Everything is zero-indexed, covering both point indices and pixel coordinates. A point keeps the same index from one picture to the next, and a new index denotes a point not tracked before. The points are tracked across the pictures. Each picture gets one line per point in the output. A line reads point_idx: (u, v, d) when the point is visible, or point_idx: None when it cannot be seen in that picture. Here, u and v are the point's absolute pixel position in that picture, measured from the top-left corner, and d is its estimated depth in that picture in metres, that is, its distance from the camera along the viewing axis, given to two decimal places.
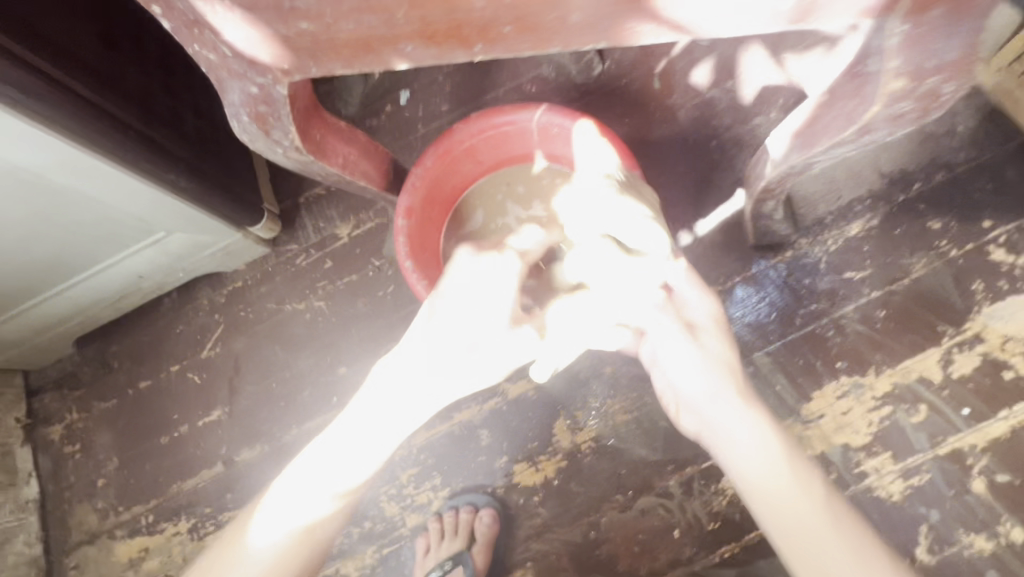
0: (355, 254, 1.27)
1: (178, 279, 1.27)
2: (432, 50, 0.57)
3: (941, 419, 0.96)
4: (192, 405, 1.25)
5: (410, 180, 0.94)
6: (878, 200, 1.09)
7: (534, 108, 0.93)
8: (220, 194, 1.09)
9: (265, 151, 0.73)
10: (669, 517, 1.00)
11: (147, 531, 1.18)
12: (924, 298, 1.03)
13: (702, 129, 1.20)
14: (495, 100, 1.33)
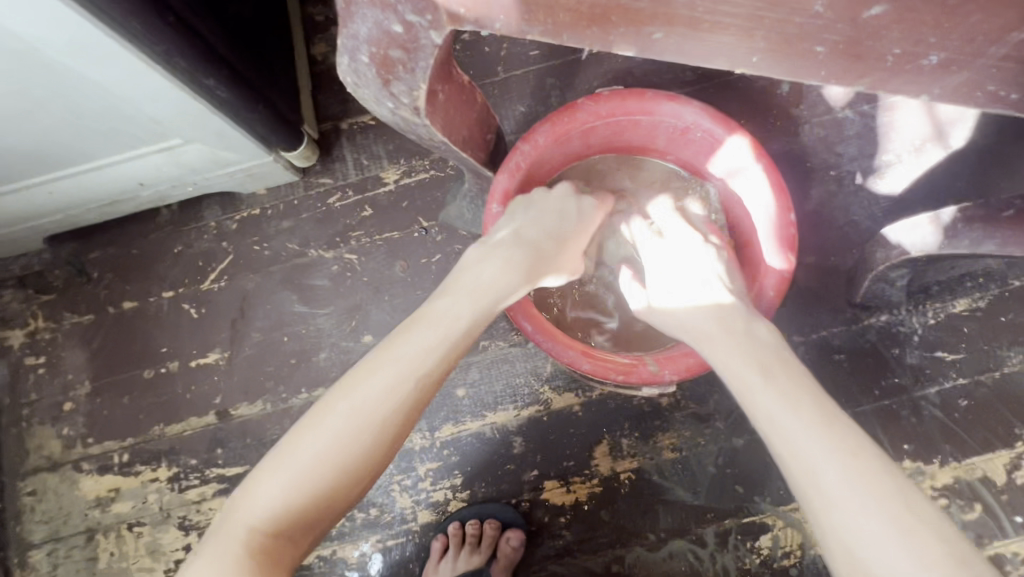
0: (400, 209, 1.09)
1: (184, 193, 1.06)
2: (688, 47, 0.48)
3: (992, 521, 0.93)
4: (185, 341, 1.09)
5: (513, 155, 0.76)
6: (993, 280, 0.99)
7: (683, 102, 0.75)
8: (258, 109, 0.88)
9: (367, 100, 0.54)
10: (697, 565, 0.95)
11: (120, 471, 1.05)
12: (1005, 393, 0.97)
13: (824, 153, 1.05)
14: (594, 59, 1.12)
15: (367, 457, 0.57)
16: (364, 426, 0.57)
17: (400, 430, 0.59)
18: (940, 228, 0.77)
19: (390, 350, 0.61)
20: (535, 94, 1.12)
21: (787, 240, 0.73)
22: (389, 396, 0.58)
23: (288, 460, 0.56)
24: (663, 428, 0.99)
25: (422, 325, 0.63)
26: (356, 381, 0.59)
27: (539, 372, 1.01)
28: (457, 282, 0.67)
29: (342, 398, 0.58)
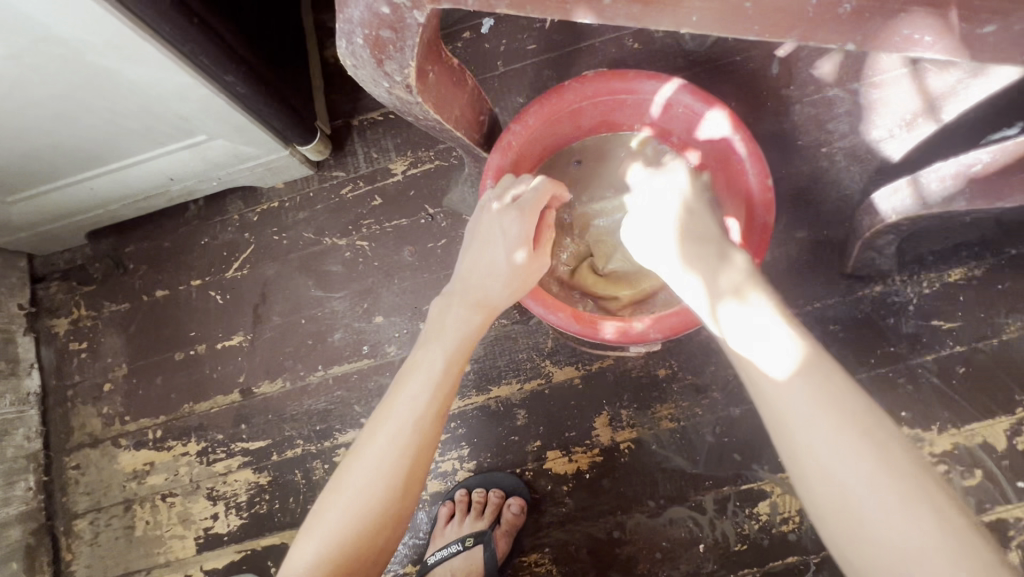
0: (408, 197, 1.15)
1: (211, 188, 1.15)
2: (635, 9, 0.48)
3: (993, 487, 0.93)
4: (211, 325, 1.17)
5: (505, 135, 0.81)
6: (989, 248, 1.00)
7: (664, 80, 0.79)
8: (274, 103, 0.96)
9: (365, 81, 0.61)
10: (697, 531, 0.98)
11: (154, 446, 1.14)
12: (1005, 358, 0.97)
13: (814, 131, 1.08)
14: (589, 50, 1.17)
15: (391, 502, 0.64)
16: (397, 443, 0.66)
17: (411, 472, 0.66)
18: (917, 190, 0.76)
19: (383, 413, 0.69)
20: (533, 85, 1.18)
21: (765, 203, 0.77)
22: (391, 446, 0.66)
23: (317, 530, 0.63)
24: (661, 399, 1.02)
25: (412, 377, 0.70)
26: (379, 416, 0.69)
27: (540, 347, 1.06)
28: (451, 311, 0.74)
29: (353, 465, 0.66)
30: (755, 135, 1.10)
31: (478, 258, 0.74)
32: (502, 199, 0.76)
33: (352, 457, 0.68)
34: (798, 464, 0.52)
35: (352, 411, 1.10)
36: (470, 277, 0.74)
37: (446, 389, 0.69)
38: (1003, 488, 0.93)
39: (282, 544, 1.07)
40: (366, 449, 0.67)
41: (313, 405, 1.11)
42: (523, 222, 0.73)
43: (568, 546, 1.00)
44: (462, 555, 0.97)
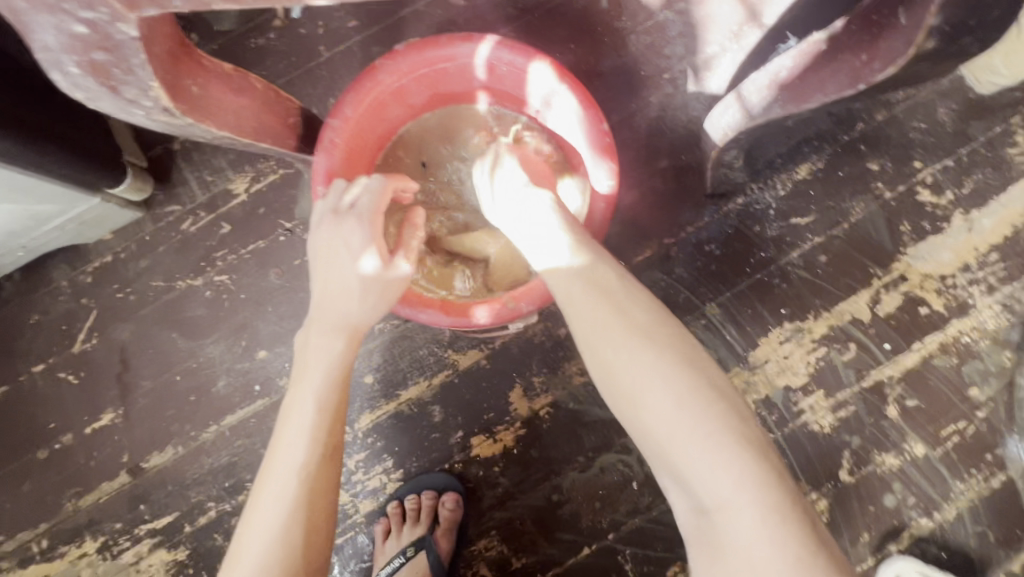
0: (259, 216, 1.05)
1: (19, 259, 0.99)
2: None
3: (868, 355, 1.02)
4: (71, 410, 1.03)
5: (325, 133, 0.74)
6: (825, 140, 1.06)
7: (479, 40, 0.75)
8: (53, 147, 0.82)
9: (113, 113, 0.52)
10: (628, 471, 1.01)
11: (43, 558, 1.01)
12: (856, 237, 1.05)
13: (653, 59, 1.08)
14: (415, 16, 1.09)
15: (291, 571, 0.56)
16: (284, 503, 0.58)
17: (310, 521, 0.58)
18: (742, 105, 0.78)
19: (268, 468, 0.61)
20: (365, 66, 1.09)
21: (605, 149, 0.75)
22: (281, 501, 0.58)
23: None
24: (567, 358, 1.03)
25: (290, 422, 0.62)
26: (262, 479, 0.61)
27: (439, 338, 1.03)
28: (313, 337, 0.66)
29: (244, 533, 0.58)
30: (599, 75, 1.08)
31: (327, 272, 0.68)
32: (338, 207, 0.70)
33: (241, 529, 0.59)
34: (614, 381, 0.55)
35: (260, 457, 1.02)
36: (323, 295, 0.68)
37: (330, 433, 0.62)
38: (875, 353, 1.03)
39: None
40: (255, 512, 0.59)
41: (215, 463, 1.02)
42: (365, 228, 0.69)
43: (512, 522, 1.00)
44: (407, 566, 0.96)
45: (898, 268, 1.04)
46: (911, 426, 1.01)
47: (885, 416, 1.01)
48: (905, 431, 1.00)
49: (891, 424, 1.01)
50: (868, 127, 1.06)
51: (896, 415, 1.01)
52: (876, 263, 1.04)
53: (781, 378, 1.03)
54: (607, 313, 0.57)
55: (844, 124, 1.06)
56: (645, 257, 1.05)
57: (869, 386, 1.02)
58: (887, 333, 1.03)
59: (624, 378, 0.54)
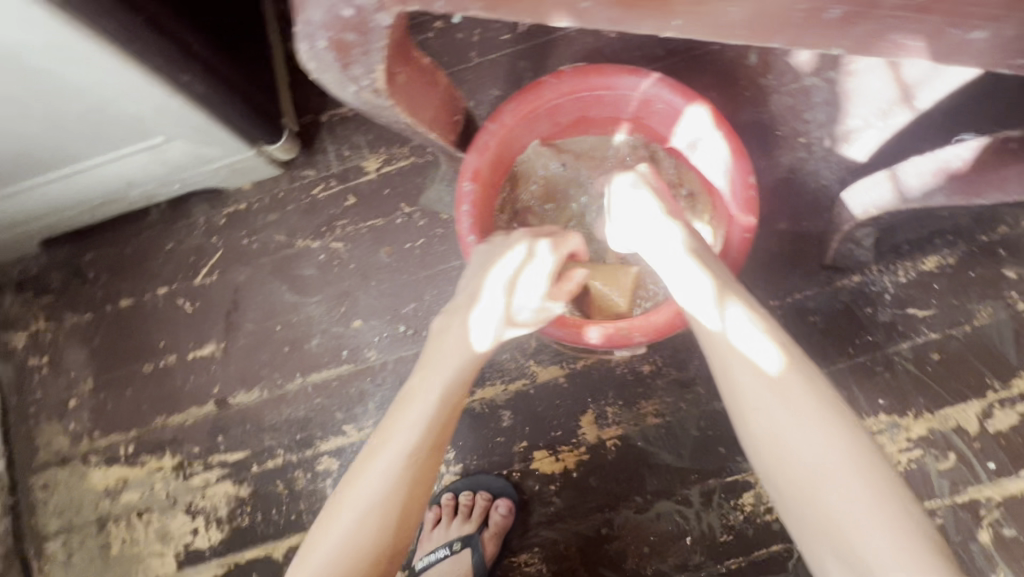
0: (383, 196, 1.12)
1: (173, 191, 1.09)
2: (615, 12, 0.48)
3: (966, 469, 0.96)
4: (181, 334, 1.13)
5: (481, 135, 0.78)
6: (961, 236, 1.01)
7: (644, 75, 0.77)
8: (236, 101, 0.91)
9: (330, 86, 0.57)
10: (683, 524, 0.99)
11: (127, 461, 1.10)
12: (976, 343, 0.99)
13: (793, 121, 1.07)
14: (565, 39, 1.14)
15: (378, 545, 0.61)
16: (388, 481, 0.63)
17: (406, 509, 0.63)
18: (897, 185, 0.76)
19: (380, 443, 0.66)
20: (508, 77, 1.14)
21: (747, 201, 0.75)
22: (385, 481, 0.63)
23: (310, 563, 0.61)
24: (645, 395, 1.02)
25: (411, 405, 0.67)
26: (375, 448, 0.66)
27: (524, 348, 1.05)
28: (469, 323, 0.70)
29: (347, 497, 0.63)
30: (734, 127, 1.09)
31: (507, 271, 0.71)
32: (535, 230, 0.76)
33: (345, 487, 0.65)
34: (774, 450, 0.56)
35: (334, 419, 1.07)
36: (493, 287, 0.71)
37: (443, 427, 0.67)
38: (976, 470, 0.96)
39: (267, 556, 1.05)
40: (360, 480, 0.64)
41: (293, 414, 1.08)
42: (554, 253, 0.74)
43: (557, 544, 1.00)
44: (450, 559, 0.99)
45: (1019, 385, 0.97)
46: (1003, 559, 0.93)
47: (975, 541, 0.94)
48: (996, 562, 0.93)
49: (980, 548, 0.93)
50: (1012, 231, 1.00)
51: (987, 543, 0.93)
52: (993, 375, 0.98)
53: None
54: (792, 377, 0.58)
55: (986, 224, 1.01)
56: None
57: (963, 502, 0.95)
58: (993, 451, 0.96)
59: (790, 441, 0.56)
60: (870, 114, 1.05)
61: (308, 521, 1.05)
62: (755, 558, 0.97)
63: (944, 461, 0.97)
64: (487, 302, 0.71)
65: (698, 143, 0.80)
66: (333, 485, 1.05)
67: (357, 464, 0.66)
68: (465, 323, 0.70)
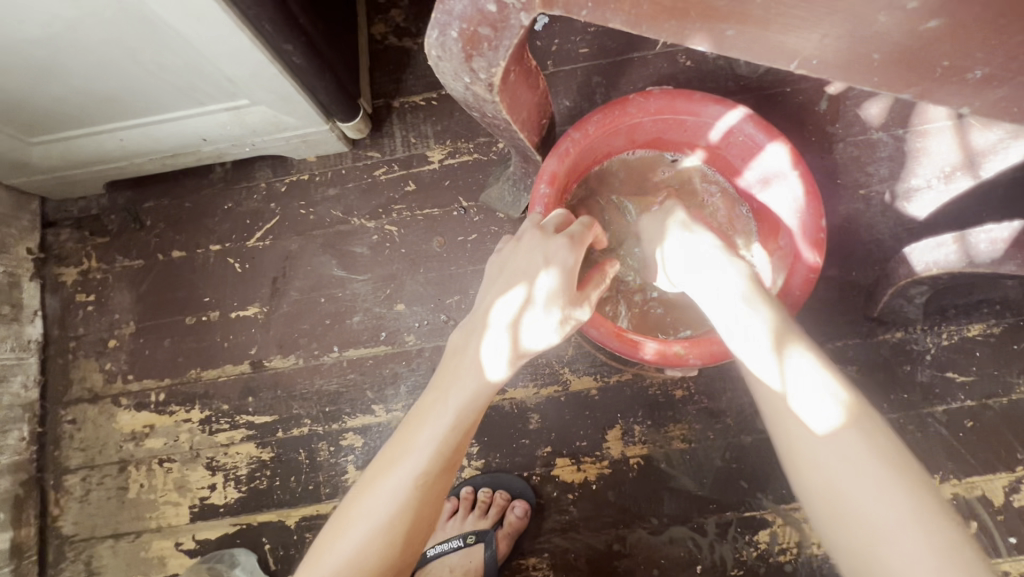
0: (442, 187, 1.13)
1: (242, 152, 1.12)
2: (756, 44, 0.49)
3: (986, 539, 0.95)
4: (227, 292, 1.15)
5: (563, 141, 0.80)
6: (1012, 307, 1.01)
7: (730, 106, 0.78)
8: (325, 75, 0.93)
9: (444, 73, 0.60)
10: (696, 552, 0.99)
11: (156, 409, 1.11)
12: (1013, 416, 0.99)
13: (856, 171, 1.08)
14: (641, 61, 1.16)
15: (382, 561, 0.62)
16: (397, 500, 0.64)
17: (413, 530, 0.64)
18: (963, 248, 0.77)
19: (391, 460, 0.66)
20: (581, 90, 1.16)
21: (815, 243, 0.76)
22: (395, 499, 0.64)
23: (318, 565, 0.62)
24: (675, 419, 1.02)
25: (422, 428, 0.67)
26: (388, 457, 0.67)
27: (561, 354, 1.05)
28: (484, 344, 0.69)
29: (357, 506, 0.65)
30: None
31: (511, 297, 0.69)
32: (544, 228, 0.73)
33: (357, 492, 0.67)
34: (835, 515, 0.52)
35: (364, 397, 1.08)
36: (501, 315, 0.69)
37: (455, 450, 0.67)
38: (997, 541, 0.95)
39: (279, 522, 1.05)
40: (371, 493, 0.65)
41: (325, 386, 1.09)
42: (569, 250, 0.71)
43: (568, 554, 1.01)
44: (462, 550, 1.01)
45: None
46: None
47: None
48: None
49: None
50: None
51: None
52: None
53: None
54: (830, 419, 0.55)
55: None
56: None
57: None
58: (1017, 525, 0.95)
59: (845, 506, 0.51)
60: (934, 175, 1.06)
61: (325, 493, 1.06)
62: None
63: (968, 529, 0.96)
64: (492, 313, 0.70)
65: (772, 176, 0.80)
66: (354, 462, 1.06)
67: (371, 469, 0.68)
68: (479, 338, 0.69)
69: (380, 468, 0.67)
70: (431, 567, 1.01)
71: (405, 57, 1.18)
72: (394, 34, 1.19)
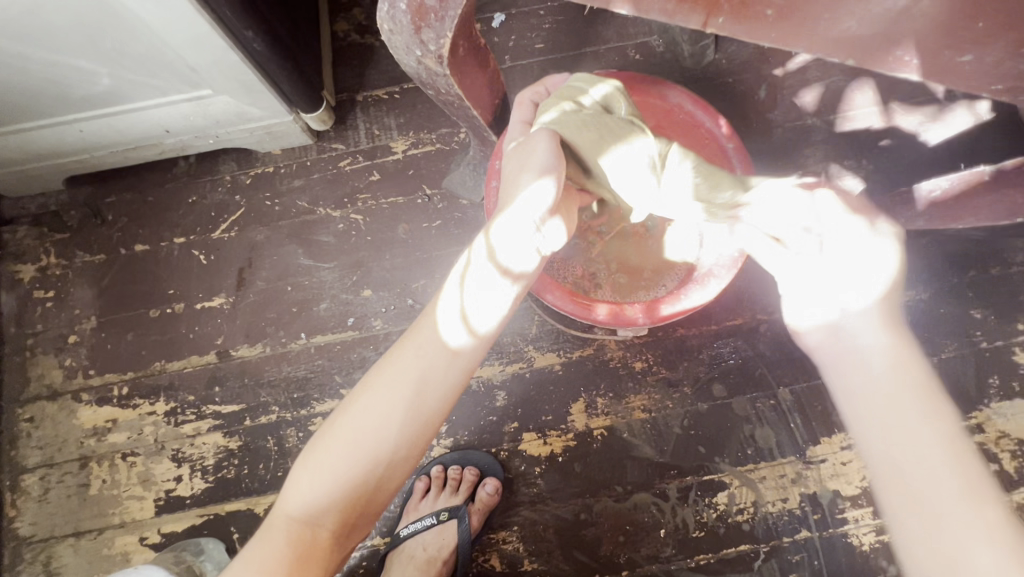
0: (406, 176, 1.17)
1: (205, 145, 1.13)
2: (670, 6, 0.55)
3: None
4: (192, 284, 1.15)
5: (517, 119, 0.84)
6: (940, 273, 1.09)
7: (669, 86, 0.85)
8: (285, 63, 0.96)
9: (398, 48, 0.64)
10: (659, 517, 1.03)
11: (118, 402, 1.10)
12: (943, 372, 1.06)
13: (793, 154, 1.16)
14: (593, 55, 1.22)
15: (387, 446, 0.58)
16: (406, 386, 0.60)
17: (406, 449, 0.59)
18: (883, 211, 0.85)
19: (402, 344, 0.63)
20: (538, 83, 1.22)
21: (750, 209, 0.82)
22: (384, 417, 0.58)
23: (311, 462, 0.58)
24: (637, 388, 1.07)
25: (419, 340, 0.63)
26: (397, 348, 0.63)
27: (524, 332, 1.09)
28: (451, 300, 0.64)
29: (347, 417, 0.59)
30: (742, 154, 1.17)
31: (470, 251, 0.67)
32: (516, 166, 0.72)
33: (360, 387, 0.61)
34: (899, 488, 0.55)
35: (333, 381, 1.09)
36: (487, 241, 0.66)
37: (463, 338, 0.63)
38: None
39: (248, 510, 1.05)
40: (377, 384, 0.60)
41: (292, 372, 1.10)
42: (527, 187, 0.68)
43: (538, 523, 1.03)
44: (435, 528, 1.02)
45: (978, 415, 1.04)
46: None
47: None
48: None
49: None
50: (986, 274, 1.09)
51: None
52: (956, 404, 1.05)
53: (833, 481, 1.03)
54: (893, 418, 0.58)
55: (961, 264, 1.09)
56: (734, 324, 1.09)
57: None
58: None
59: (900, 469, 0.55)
60: (862, 153, 1.14)
61: None
62: (725, 555, 1.01)
63: None
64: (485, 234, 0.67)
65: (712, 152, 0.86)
66: None
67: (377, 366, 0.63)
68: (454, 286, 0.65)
69: (387, 361, 0.62)
70: (404, 546, 1.01)
71: (367, 53, 1.22)
72: (356, 31, 1.23)
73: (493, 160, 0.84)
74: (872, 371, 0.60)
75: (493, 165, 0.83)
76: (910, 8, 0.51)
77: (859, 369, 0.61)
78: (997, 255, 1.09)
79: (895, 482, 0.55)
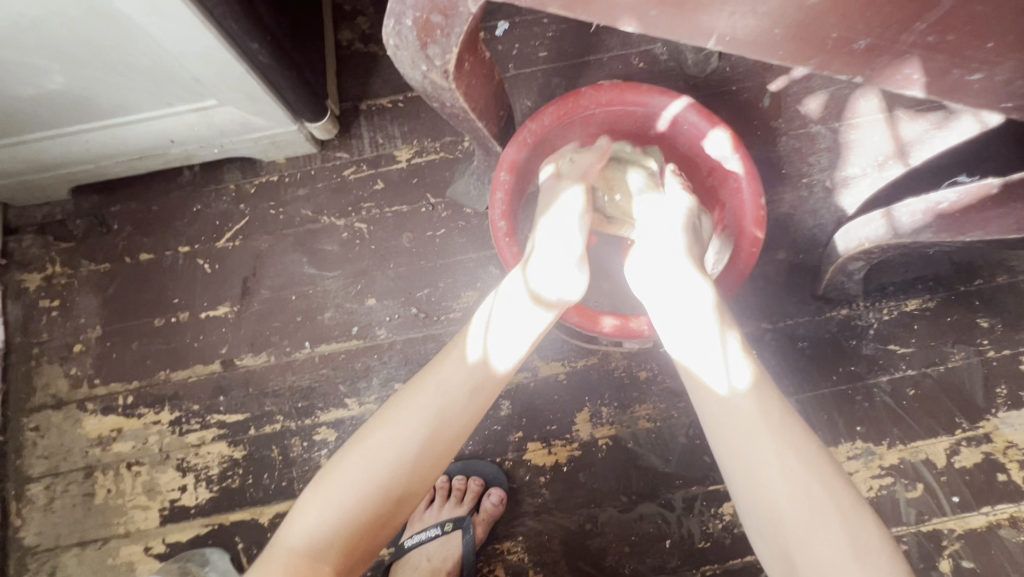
0: (410, 185, 1.17)
1: (210, 154, 1.13)
2: (677, 24, 0.55)
3: (932, 500, 1.01)
4: (197, 294, 1.15)
5: (520, 131, 0.84)
6: (946, 282, 1.09)
7: (674, 97, 0.84)
8: (290, 74, 0.96)
9: (403, 63, 0.64)
10: (665, 527, 1.02)
11: (123, 412, 1.10)
12: (950, 381, 1.06)
13: (798, 162, 1.15)
14: (597, 63, 1.22)
15: (388, 490, 0.59)
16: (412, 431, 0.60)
17: (408, 491, 0.60)
18: (890, 222, 0.84)
19: (415, 387, 0.64)
20: (541, 91, 1.22)
21: (756, 221, 0.81)
22: (386, 461, 0.59)
23: (315, 500, 0.58)
24: (642, 397, 1.07)
25: (430, 383, 0.64)
26: (409, 390, 0.64)
27: None
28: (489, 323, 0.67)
29: (352, 457, 0.60)
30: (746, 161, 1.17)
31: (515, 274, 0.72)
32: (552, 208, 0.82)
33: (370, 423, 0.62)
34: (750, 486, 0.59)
35: (337, 391, 1.09)
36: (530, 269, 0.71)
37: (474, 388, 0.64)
38: (940, 499, 1.01)
39: (252, 520, 1.05)
40: (385, 424, 0.61)
41: (297, 381, 1.10)
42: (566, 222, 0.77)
43: (542, 534, 1.03)
44: (439, 539, 1.02)
45: (985, 424, 1.04)
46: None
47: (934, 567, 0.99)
48: None
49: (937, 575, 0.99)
50: (992, 282, 1.08)
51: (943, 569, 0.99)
52: (963, 413, 1.04)
53: None
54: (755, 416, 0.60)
55: (968, 273, 1.08)
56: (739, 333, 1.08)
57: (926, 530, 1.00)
58: (958, 483, 1.02)
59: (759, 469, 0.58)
60: (867, 160, 1.13)
61: (298, 489, 1.06)
62: (731, 566, 1.01)
63: (915, 490, 1.02)
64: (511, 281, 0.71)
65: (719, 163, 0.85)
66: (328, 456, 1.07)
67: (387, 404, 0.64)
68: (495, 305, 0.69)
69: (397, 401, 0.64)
70: (409, 557, 1.01)
71: (371, 62, 1.22)
72: (361, 40, 1.24)
73: (499, 172, 0.84)
74: (738, 410, 0.61)
75: (497, 177, 0.84)
76: (920, 27, 0.51)
77: (731, 411, 0.62)
78: (1004, 263, 1.08)
79: (747, 487, 0.59)
